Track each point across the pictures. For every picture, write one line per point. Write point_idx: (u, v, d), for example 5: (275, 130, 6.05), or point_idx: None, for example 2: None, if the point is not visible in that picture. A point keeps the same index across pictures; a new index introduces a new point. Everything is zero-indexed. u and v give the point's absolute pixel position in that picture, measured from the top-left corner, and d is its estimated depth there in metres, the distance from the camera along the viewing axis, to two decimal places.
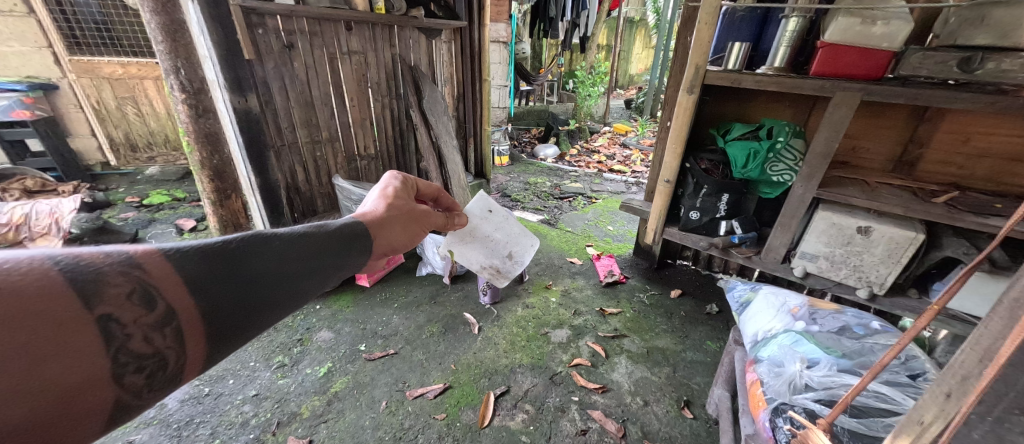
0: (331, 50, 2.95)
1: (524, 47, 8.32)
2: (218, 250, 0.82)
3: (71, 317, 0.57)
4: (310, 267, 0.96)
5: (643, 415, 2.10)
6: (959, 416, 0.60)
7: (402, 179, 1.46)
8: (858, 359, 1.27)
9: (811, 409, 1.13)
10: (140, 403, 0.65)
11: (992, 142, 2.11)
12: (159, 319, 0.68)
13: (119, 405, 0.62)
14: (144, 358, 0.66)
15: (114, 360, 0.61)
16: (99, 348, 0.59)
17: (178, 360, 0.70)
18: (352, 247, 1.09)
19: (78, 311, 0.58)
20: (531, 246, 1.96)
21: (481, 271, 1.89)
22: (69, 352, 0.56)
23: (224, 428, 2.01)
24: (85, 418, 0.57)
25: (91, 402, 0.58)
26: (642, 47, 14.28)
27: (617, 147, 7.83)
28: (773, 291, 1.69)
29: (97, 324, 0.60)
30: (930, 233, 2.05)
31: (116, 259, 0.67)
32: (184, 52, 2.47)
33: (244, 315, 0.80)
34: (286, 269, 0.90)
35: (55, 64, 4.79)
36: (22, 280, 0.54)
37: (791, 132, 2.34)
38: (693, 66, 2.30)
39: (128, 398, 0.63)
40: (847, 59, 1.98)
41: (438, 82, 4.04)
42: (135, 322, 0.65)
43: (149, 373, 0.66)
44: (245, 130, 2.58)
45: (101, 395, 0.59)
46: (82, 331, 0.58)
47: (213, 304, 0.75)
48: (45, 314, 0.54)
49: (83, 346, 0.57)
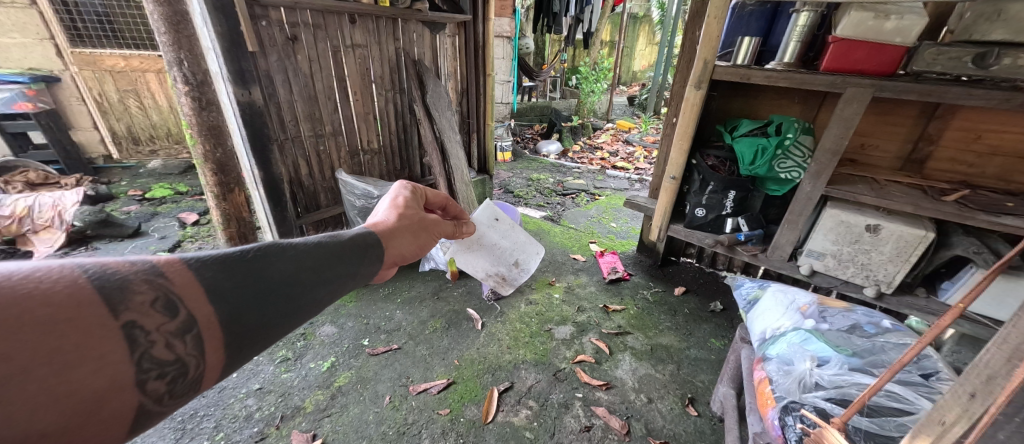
0: (334, 43, 2.93)
1: (527, 43, 8.27)
2: (237, 259, 0.80)
3: (97, 323, 0.56)
4: (327, 275, 0.94)
5: (647, 412, 2.10)
6: (985, 416, 0.58)
7: (411, 189, 1.44)
8: (869, 358, 1.26)
9: (822, 408, 1.12)
10: (161, 410, 0.63)
11: (1003, 141, 2.09)
12: (181, 325, 0.66)
13: (141, 411, 0.60)
14: (166, 364, 0.64)
15: (137, 366, 0.60)
16: (123, 354, 0.58)
17: (197, 367, 0.68)
18: (366, 255, 1.07)
19: (103, 317, 0.57)
20: (535, 254, 2.12)
21: (487, 277, 2.10)
22: (93, 357, 0.55)
23: (228, 422, 2.01)
24: (107, 424, 0.56)
25: (114, 408, 0.57)
26: (646, 43, 14.17)
27: (620, 143, 7.79)
28: (781, 289, 1.68)
29: (122, 330, 0.59)
30: (940, 231, 2.03)
31: (141, 267, 0.66)
32: (187, 44, 2.42)
33: (263, 323, 0.78)
34: (304, 277, 0.89)
35: (57, 56, 4.78)
36: (52, 287, 0.54)
37: (801, 128, 2.28)
38: (701, 61, 2.28)
39: (149, 404, 0.61)
40: (858, 55, 1.96)
41: (442, 77, 4.01)
42: (158, 329, 0.63)
43: (170, 380, 0.64)
44: (249, 123, 2.56)
45: (125, 400, 0.58)
46: (105, 337, 0.56)
47: (232, 311, 0.74)
48: (73, 320, 0.54)
49: (106, 352, 0.56)
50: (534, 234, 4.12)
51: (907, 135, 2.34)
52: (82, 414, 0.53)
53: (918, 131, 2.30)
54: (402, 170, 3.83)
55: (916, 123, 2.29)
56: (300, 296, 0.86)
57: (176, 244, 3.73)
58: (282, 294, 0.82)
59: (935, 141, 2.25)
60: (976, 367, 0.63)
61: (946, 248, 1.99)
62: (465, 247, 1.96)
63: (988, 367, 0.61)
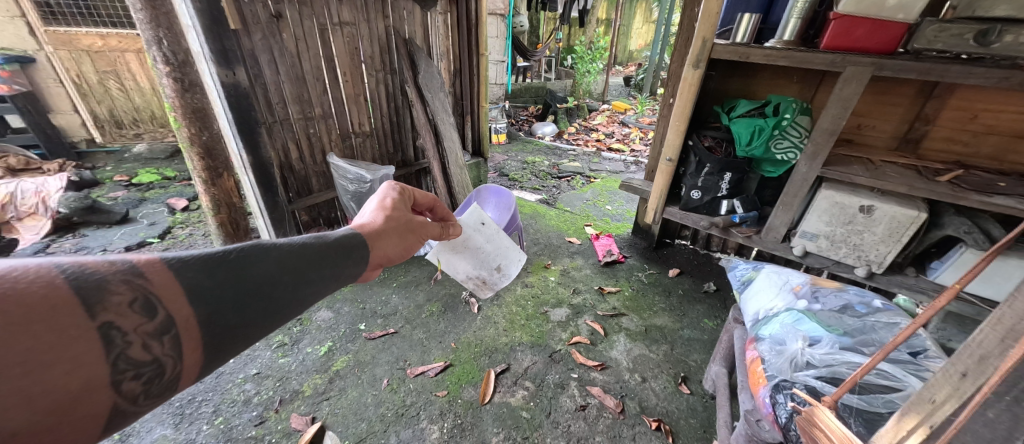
0: (321, 21, 2.82)
1: (522, 21, 8.06)
2: (218, 260, 0.77)
3: (74, 325, 0.55)
4: (314, 274, 0.93)
5: (641, 390, 2.14)
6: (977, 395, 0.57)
7: (400, 190, 1.39)
8: (859, 337, 1.28)
9: (812, 386, 1.15)
10: (136, 410, 0.62)
11: (999, 120, 2.08)
12: (159, 326, 0.65)
13: (114, 411, 0.59)
14: (143, 365, 0.63)
15: (113, 366, 0.58)
16: (99, 355, 0.57)
17: (175, 367, 0.67)
18: (350, 256, 1.04)
19: (78, 318, 0.55)
20: (518, 260, 2.08)
21: (468, 281, 2.06)
22: (68, 358, 0.54)
23: (227, 406, 2.02)
24: (81, 426, 0.55)
25: (88, 408, 0.56)
26: (643, 21, 13.86)
27: (616, 125, 7.71)
28: (775, 270, 1.69)
29: (98, 332, 0.57)
30: (933, 211, 2.04)
31: (119, 266, 0.64)
32: (165, 22, 2.31)
33: (241, 326, 0.76)
34: (291, 276, 0.87)
35: (30, 35, 4.56)
36: (27, 287, 0.52)
37: (799, 108, 2.25)
38: (700, 40, 2.22)
39: (124, 404, 0.60)
40: (859, 32, 1.91)
41: (434, 56, 3.89)
42: (135, 330, 0.62)
43: (146, 380, 0.63)
44: (235, 107, 2.47)
45: (99, 400, 0.57)
46: (82, 338, 0.55)
47: (212, 312, 0.72)
48: (51, 321, 0.53)
49: (81, 353, 0.55)
50: (529, 218, 4.11)
51: (904, 115, 2.32)
52: (56, 415, 0.52)
53: (914, 111, 2.28)
54: (395, 154, 3.76)
55: (914, 103, 2.27)
56: (285, 296, 0.84)
57: (167, 230, 3.68)
58: (266, 294, 0.80)
59: (932, 120, 2.24)
60: (969, 347, 0.63)
61: (938, 228, 2.01)
62: (448, 249, 1.95)
63: (980, 347, 0.62)
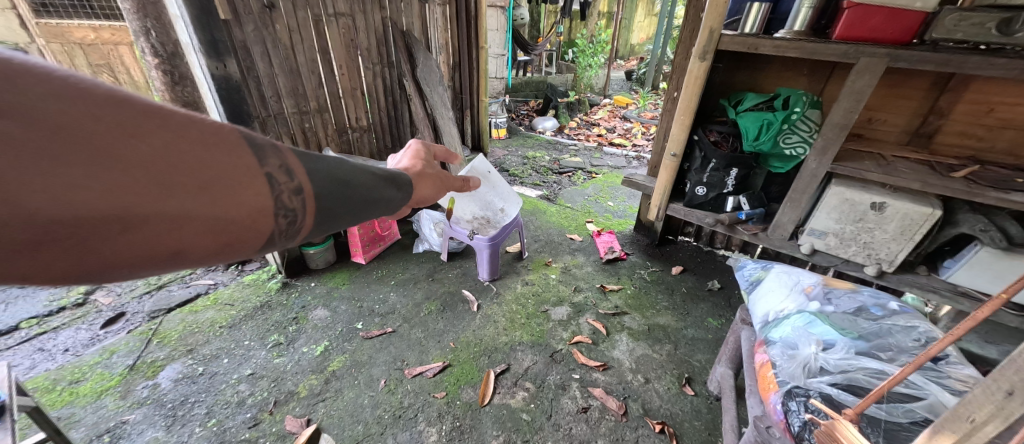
0: (316, 12, 2.73)
1: (523, 13, 7.93)
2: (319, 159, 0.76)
3: (239, 162, 0.61)
4: (407, 194, 0.93)
5: (645, 392, 2.09)
6: None
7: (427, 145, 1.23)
8: (875, 341, 1.22)
9: (827, 393, 1.09)
10: (283, 243, 0.69)
11: (1015, 113, 2.00)
12: (296, 188, 0.68)
13: (272, 237, 0.67)
14: (290, 212, 0.67)
15: (269, 207, 0.64)
16: (259, 193, 0.63)
17: (302, 224, 0.71)
18: (402, 184, 0.93)
19: (241, 161, 0.62)
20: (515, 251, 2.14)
21: None
22: (234, 190, 0.60)
23: (221, 408, 1.97)
24: (247, 239, 0.63)
25: (252, 231, 0.63)
26: (644, 15, 13.68)
27: (618, 120, 7.62)
28: (785, 270, 1.63)
29: (261, 178, 0.64)
30: (946, 208, 1.98)
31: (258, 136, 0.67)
32: (153, 12, 2.23)
33: (347, 211, 0.77)
34: (388, 188, 0.87)
35: (21, 28, 4.46)
36: (207, 130, 0.60)
37: (809, 102, 2.17)
38: (707, 30, 2.15)
39: (278, 236, 0.68)
40: (874, 22, 1.84)
41: (432, 49, 3.80)
42: (281, 184, 0.66)
43: (289, 224, 0.69)
44: (226, 100, 2.37)
45: (262, 225, 0.64)
46: (247, 178, 0.62)
47: (330, 189, 0.74)
48: (223, 155, 0.60)
49: (248, 189, 0.62)
50: (530, 214, 4.04)
51: (916, 109, 2.25)
52: (228, 233, 0.60)
53: (928, 104, 2.21)
54: (393, 149, 3.69)
55: (927, 96, 2.20)
56: (376, 200, 0.81)
57: None
58: (363, 193, 0.79)
59: (946, 114, 2.16)
60: (1015, 361, 0.57)
61: (952, 226, 1.94)
62: None
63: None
